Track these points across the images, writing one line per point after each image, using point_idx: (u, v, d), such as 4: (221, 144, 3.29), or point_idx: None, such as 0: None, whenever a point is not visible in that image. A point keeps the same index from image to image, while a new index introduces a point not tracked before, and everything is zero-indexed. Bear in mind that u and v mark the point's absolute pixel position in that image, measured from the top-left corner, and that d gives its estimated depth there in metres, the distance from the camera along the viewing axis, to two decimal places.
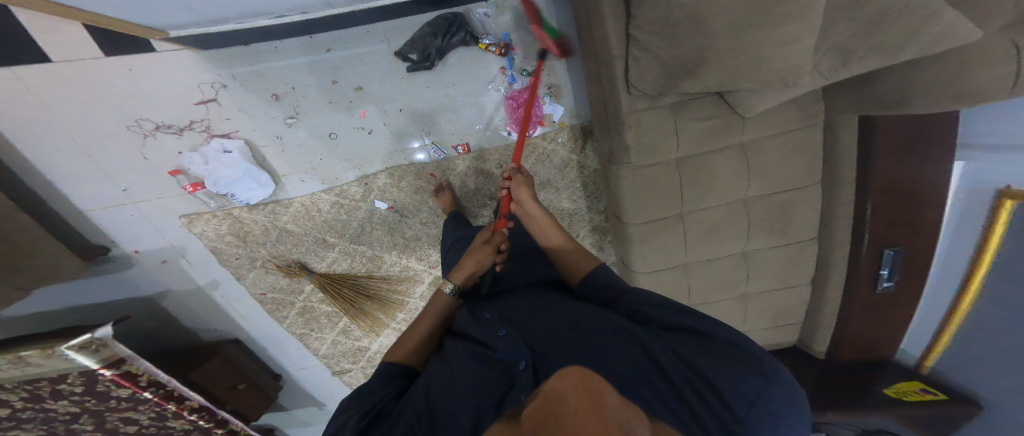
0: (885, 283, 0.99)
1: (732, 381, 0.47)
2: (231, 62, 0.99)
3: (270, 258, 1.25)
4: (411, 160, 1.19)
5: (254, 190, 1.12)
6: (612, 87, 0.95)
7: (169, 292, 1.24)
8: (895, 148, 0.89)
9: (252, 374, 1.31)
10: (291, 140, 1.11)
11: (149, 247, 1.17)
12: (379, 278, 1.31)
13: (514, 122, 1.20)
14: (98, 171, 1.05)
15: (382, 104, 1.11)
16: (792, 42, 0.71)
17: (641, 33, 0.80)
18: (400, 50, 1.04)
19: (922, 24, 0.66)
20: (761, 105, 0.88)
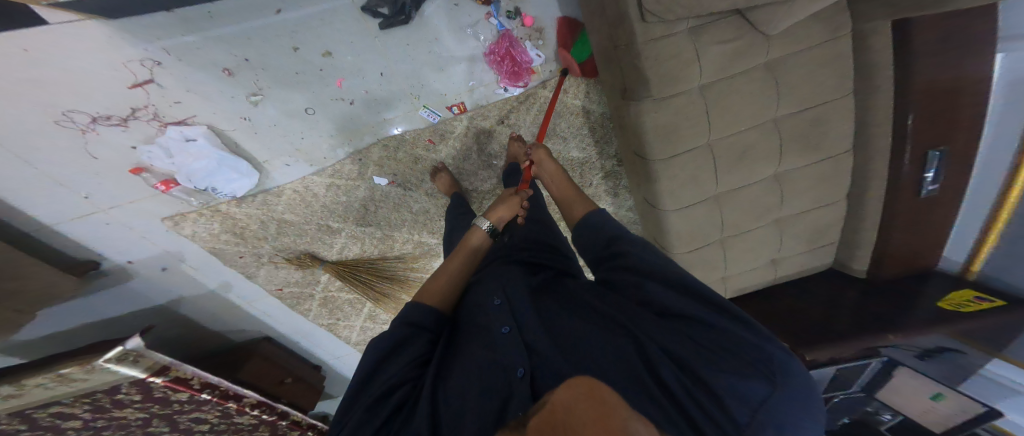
0: (929, 186, 0.96)
1: (738, 391, 0.46)
2: (156, 31, 0.77)
3: (276, 253, 1.18)
4: (389, 134, 1.05)
5: (236, 181, 1.00)
6: (620, 15, 0.82)
7: (181, 299, 1.20)
8: (934, 51, 0.83)
9: (295, 369, 1.39)
10: (261, 121, 0.95)
11: (143, 256, 1.09)
12: (395, 259, 1.28)
13: (506, 76, 1.04)
14: (45, 177, 0.89)
15: (358, 71, 0.93)
16: None
17: None
18: (367, 4, 0.83)
19: None
20: (789, 19, 0.82)
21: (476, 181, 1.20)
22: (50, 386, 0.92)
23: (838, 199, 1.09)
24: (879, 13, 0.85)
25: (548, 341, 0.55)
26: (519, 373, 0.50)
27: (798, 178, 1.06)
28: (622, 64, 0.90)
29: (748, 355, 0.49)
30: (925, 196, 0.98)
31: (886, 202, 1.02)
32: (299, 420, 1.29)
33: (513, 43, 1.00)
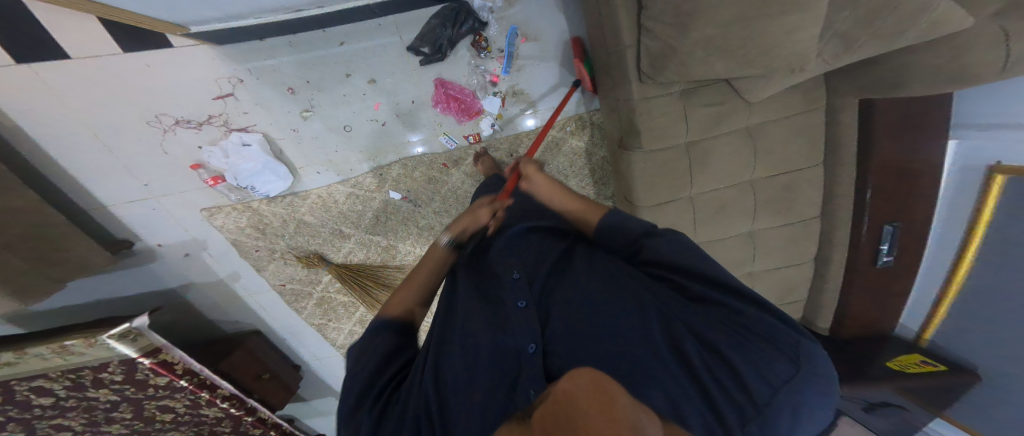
0: (885, 257, 1.05)
1: (763, 374, 0.47)
2: (246, 56, 1.01)
3: (289, 250, 1.27)
4: (408, 153, 1.19)
5: (273, 182, 1.14)
6: (623, 76, 0.99)
7: (191, 284, 1.27)
8: (894, 128, 0.95)
9: (275, 365, 1.36)
10: (306, 133, 1.13)
11: (172, 240, 1.20)
12: (395, 268, 1.33)
13: (442, 107, 1.15)
14: (119, 166, 1.08)
15: (394, 96, 1.12)
16: (799, 31, 0.78)
17: (653, 24, 0.85)
18: (412, 44, 1.05)
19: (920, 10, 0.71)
20: (767, 89, 0.93)
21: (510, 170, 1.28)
22: (47, 358, 0.94)
23: (805, 261, 1.18)
24: (848, 91, 0.98)
25: (560, 319, 0.57)
26: (530, 350, 0.52)
27: (777, 227, 1.14)
28: (620, 114, 1.05)
29: (766, 334, 0.51)
30: (881, 266, 1.06)
31: (846, 264, 1.11)
32: (264, 417, 1.28)
33: (449, 88, 1.13)
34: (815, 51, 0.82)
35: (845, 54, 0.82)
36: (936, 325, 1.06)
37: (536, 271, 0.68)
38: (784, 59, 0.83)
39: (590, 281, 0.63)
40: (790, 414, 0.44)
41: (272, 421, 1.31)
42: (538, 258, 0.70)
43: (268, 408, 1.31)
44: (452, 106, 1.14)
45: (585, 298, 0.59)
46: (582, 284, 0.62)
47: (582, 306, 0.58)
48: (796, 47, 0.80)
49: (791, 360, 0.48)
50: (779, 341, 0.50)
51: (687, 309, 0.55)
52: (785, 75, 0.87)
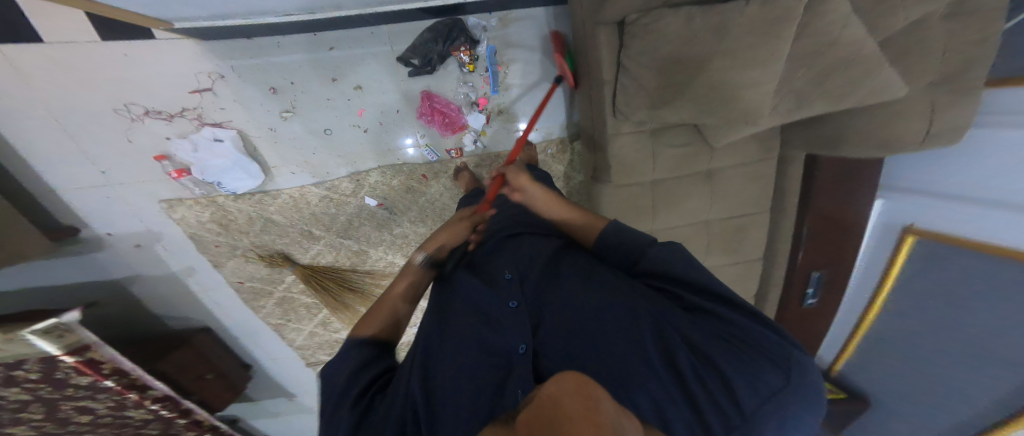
0: (810, 299, 1.21)
1: (749, 379, 0.54)
2: (235, 53, 1.03)
3: (252, 248, 1.24)
4: (404, 159, 1.21)
5: (242, 180, 1.13)
6: (601, 108, 1.09)
7: (138, 277, 1.21)
8: (831, 184, 1.09)
9: (218, 362, 1.31)
10: (285, 133, 1.14)
11: (124, 229, 1.15)
12: (364, 273, 1.32)
13: (428, 121, 1.17)
14: (78, 152, 1.04)
15: (380, 105, 1.14)
16: (756, 85, 0.86)
17: (631, 62, 0.95)
18: (403, 55, 1.09)
19: (864, 76, 0.82)
20: (730, 135, 1.00)
21: None
22: None
23: (745, 286, 1.30)
24: (797, 144, 1.10)
25: (554, 325, 0.66)
26: (520, 351, 0.61)
27: (725, 252, 1.25)
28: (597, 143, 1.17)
29: (757, 344, 0.58)
30: (808, 306, 1.22)
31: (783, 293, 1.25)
32: (201, 420, 1.23)
33: (434, 101, 1.15)
34: (770, 105, 0.90)
35: (795, 111, 0.91)
36: (845, 360, 1.21)
37: (525, 273, 0.77)
38: (740, 111, 0.90)
39: (583, 289, 0.71)
40: (776, 419, 0.52)
41: (209, 423, 1.25)
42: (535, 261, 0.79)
43: (207, 409, 1.24)
44: (438, 122, 1.17)
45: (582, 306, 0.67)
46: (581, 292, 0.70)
47: (581, 316, 0.66)
48: (752, 101, 0.88)
49: (783, 370, 0.55)
50: (768, 352, 0.57)
51: (680, 317, 0.64)
52: (743, 125, 0.94)
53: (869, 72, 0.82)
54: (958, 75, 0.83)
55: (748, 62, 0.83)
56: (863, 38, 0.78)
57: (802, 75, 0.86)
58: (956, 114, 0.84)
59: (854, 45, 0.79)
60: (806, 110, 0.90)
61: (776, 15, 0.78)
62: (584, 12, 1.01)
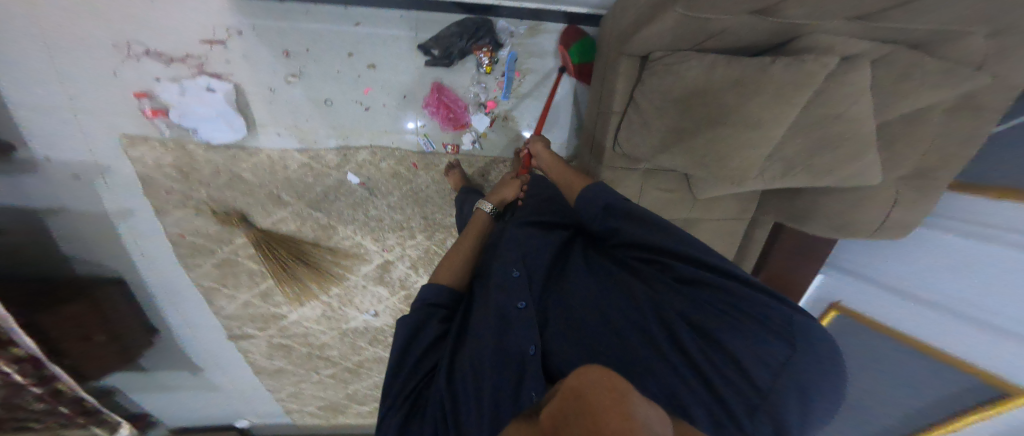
0: None
1: (755, 354, 0.61)
2: (259, 12, 1.07)
3: (208, 202, 1.15)
4: (399, 142, 1.25)
5: (222, 132, 1.10)
6: (604, 135, 1.23)
7: (60, 210, 1.06)
8: (789, 252, 1.37)
9: (116, 324, 1.09)
10: (284, 96, 1.15)
11: (65, 155, 1.04)
12: (326, 249, 1.25)
13: (433, 111, 1.25)
14: (51, 73, 0.99)
15: (388, 88, 1.21)
16: (751, 147, 0.95)
17: (643, 97, 1.05)
18: (424, 44, 1.17)
19: (841, 161, 0.95)
20: (711, 189, 1.17)
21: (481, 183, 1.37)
22: None
23: None
24: (769, 208, 1.31)
25: (563, 325, 0.72)
26: (532, 353, 0.64)
27: None
28: (592, 169, 1.32)
29: (756, 313, 0.64)
30: None
31: None
32: (60, 391, 1.01)
33: (444, 95, 1.24)
34: (757, 170, 1.02)
35: (780, 177, 1.04)
36: None
37: (531, 271, 0.79)
38: (730, 170, 1.01)
39: (590, 284, 0.77)
40: (792, 394, 0.58)
41: (69, 394, 1.04)
42: (536, 256, 0.82)
43: (75, 378, 1.01)
44: (444, 117, 1.25)
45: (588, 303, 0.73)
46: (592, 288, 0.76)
47: (596, 311, 0.72)
48: (741, 162, 0.98)
49: (787, 339, 0.62)
50: (770, 322, 0.64)
51: (682, 299, 0.69)
52: (727, 182, 1.06)
53: (857, 155, 0.94)
54: (929, 173, 1.01)
55: (753, 121, 0.91)
56: (865, 116, 0.88)
57: (798, 141, 0.97)
58: (907, 215, 1.06)
59: (853, 123, 0.90)
60: (789, 179, 1.04)
61: (790, 78, 0.85)
62: (615, 43, 1.14)
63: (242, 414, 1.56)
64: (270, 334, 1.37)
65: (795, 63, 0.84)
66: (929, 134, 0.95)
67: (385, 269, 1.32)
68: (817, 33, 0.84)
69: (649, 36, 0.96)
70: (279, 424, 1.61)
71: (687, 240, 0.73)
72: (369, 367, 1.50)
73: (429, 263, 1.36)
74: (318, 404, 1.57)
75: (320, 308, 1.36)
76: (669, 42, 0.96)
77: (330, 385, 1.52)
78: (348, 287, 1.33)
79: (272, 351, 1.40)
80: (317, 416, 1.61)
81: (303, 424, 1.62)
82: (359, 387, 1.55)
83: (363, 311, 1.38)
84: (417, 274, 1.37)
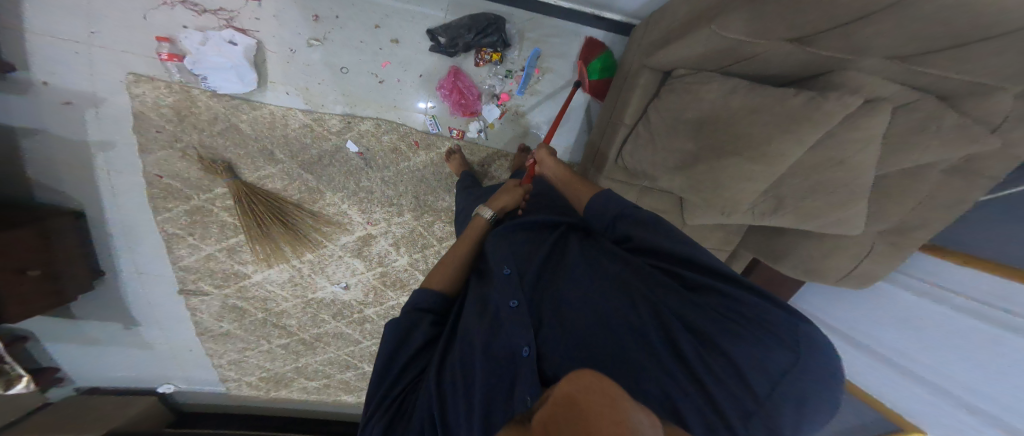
0: None
1: (760, 363, 0.47)
2: None
3: (197, 147, 1.09)
4: (404, 120, 1.22)
5: (230, 84, 1.05)
6: (610, 146, 1.19)
7: (42, 133, 0.99)
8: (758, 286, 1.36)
9: (57, 262, 0.97)
10: (301, 58, 1.12)
11: (65, 81, 0.98)
12: (308, 213, 1.20)
13: (444, 93, 1.23)
14: (80, 7, 0.96)
15: (406, 64, 1.19)
16: (747, 180, 0.88)
17: (656, 115, 1.01)
18: (433, 30, 1.17)
19: (840, 202, 0.88)
20: (699, 218, 1.07)
21: (481, 171, 1.34)
22: None
23: None
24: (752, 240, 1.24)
25: (553, 325, 0.59)
26: (524, 354, 0.54)
27: None
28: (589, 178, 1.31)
29: (769, 321, 0.50)
30: None
31: None
32: None
33: (459, 79, 1.22)
34: (748, 203, 0.95)
35: (768, 214, 0.98)
36: None
37: (524, 268, 0.68)
38: (724, 200, 0.95)
39: (580, 277, 0.64)
40: (795, 405, 0.46)
41: None
42: (525, 247, 0.72)
43: None
44: (456, 102, 1.23)
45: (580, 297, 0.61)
46: (583, 279, 0.64)
47: (585, 305, 0.59)
48: (737, 193, 0.92)
49: (793, 350, 0.48)
50: (777, 330, 0.50)
51: (681, 297, 0.56)
52: (715, 213, 1.01)
53: (843, 204, 0.89)
54: (906, 229, 0.98)
55: (760, 150, 0.83)
56: (864, 166, 0.83)
57: (794, 180, 0.90)
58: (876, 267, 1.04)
59: (852, 170, 0.83)
60: (776, 217, 0.97)
61: (812, 114, 0.77)
62: (642, 55, 1.11)
63: (169, 378, 1.39)
64: (226, 293, 1.27)
65: (817, 100, 0.77)
66: (917, 193, 0.91)
67: (365, 243, 1.28)
68: (849, 70, 0.77)
69: (676, 53, 0.93)
70: (209, 395, 1.44)
71: (683, 237, 0.63)
72: (326, 343, 1.42)
73: (411, 243, 1.32)
74: (259, 376, 1.44)
75: (287, 272, 1.28)
76: (696, 60, 0.91)
77: (280, 356, 1.41)
78: (323, 255, 1.27)
79: (223, 313, 1.30)
80: (255, 388, 1.46)
81: (237, 395, 1.47)
82: (310, 361, 1.44)
83: (334, 282, 1.32)
84: (397, 253, 1.33)
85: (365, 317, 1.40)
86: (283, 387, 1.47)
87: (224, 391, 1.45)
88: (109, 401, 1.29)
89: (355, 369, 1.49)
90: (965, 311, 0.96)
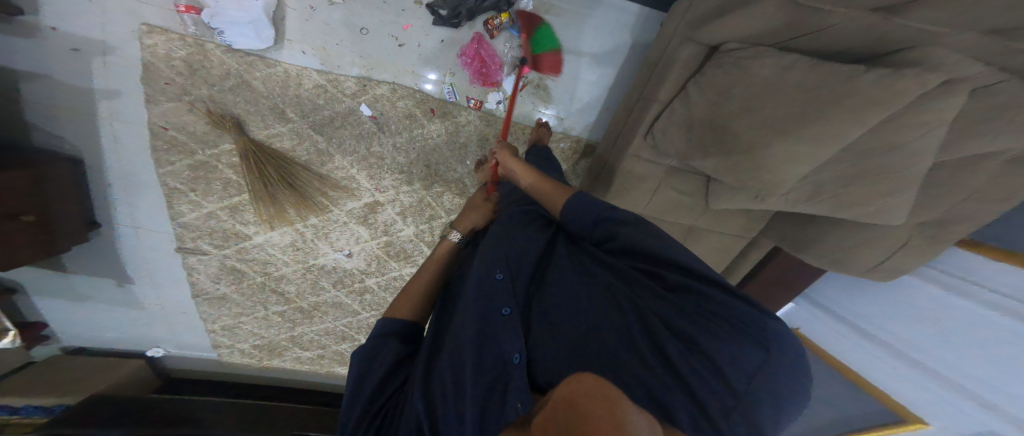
0: None
1: (735, 361, 0.45)
2: None
3: (206, 101, 1.04)
4: (418, 86, 1.15)
5: (248, 39, 0.98)
6: (637, 122, 1.03)
7: (46, 77, 0.94)
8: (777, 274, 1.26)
9: (52, 208, 0.93)
10: (321, 16, 1.04)
11: (74, 26, 0.92)
12: (315, 175, 1.14)
13: (465, 58, 1.15)
14: None
15: (428, 27, 1.10)
16: (794, 162, 0.74)
17: (697, 90, 0.86)
18: (432, 2, 1.06)
19: (891, 190, 0.74)
20: (730, 203, 0.94)
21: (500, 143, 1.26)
22: None
23: None
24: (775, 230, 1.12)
25: (543, 328, 0.55)
26: (517, 360, 0.49)
27: None
28: (609, 159, 1.17)
29: (742, 318, 0.47)
30: None
31: None
32: None
33: (482, 47, 1.14)
34: (787, 188, 0.81)
35: (802, 202, 0.84)
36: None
37: (518, 268, 0.61)
38: (758, 183, 0.81)
39: (567, 279, 0.60)
40: (770, 400, 0.43)
41: None
42: (502, 242, 0.66)
43: None
44: (478, 72, 1.17)
45: (570, 301, 0.56)
46: (571, 283, 0.59)
47: (572, 309, 0.55)
48: (777, 176, 0.77)
49: (760, 344, 0.45)
50: (749, 328, 0.46)
51: (661, 298, 0.53)
52: (750, 198, 0.87)
53: (891, 191, 0.74)
54: (946, 222, 0.84)
55: (816, 130, 0.69)
56: (923, 152, 0.69)
57: (835, 167, 0.77)
58: (908, 261, 0.90)
59: (911, 157, 0.69)
60: (813, 204, 0.83)
61: (878, 95, 0.63)
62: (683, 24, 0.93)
63: (158, 342, 1.34)
64: (225, 254, 1.22)
65: (892, 76, 0.62)
66: (970, 187, 0.76)
67: (372, 209, 1.21)
68: (932, 47, 0.62)
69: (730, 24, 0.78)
70: (200, 360, 1.40)
71: (664, 234, 0.58)
72: (324, 313, 1.36)
73: (418, 212, 1.26)
74: (252, 343, 1.39)
75: (291, 236, 1.22)
76: (756, 33, 0.76)
77: (275, 324, 1.36)
78: (328, 220, 1.21)
79: (224, 276, 1.25)
80: (248, 356, 1.41)
81: (229, 362, 1.42)
82: (306, 331, 1.39)
83: (336, 249, 1.26)
84: (403, 223, 1.26)
85: (365, 287, 1.34)
86: (276, 356, 1.42)
87: (217, 357, 1.41)
88: (97, 361, 1.25)
89: (351, 341, 1.43)
90: (986, 304, 0.85)
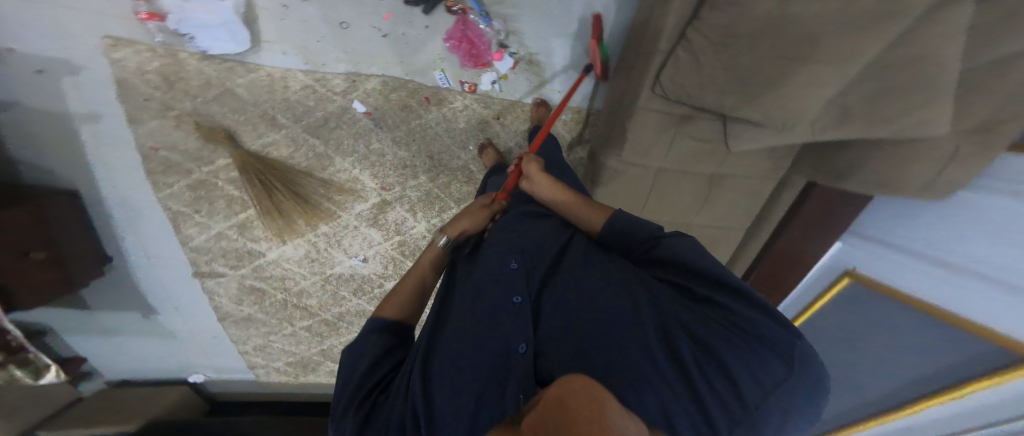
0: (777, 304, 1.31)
1: (751, 375, 0.44)
2: None
3: (192, 115, 0.99)
4: (412, 76, 1.12)
5: (223, 43, 0.93)
6: (640, 79, 0.96)
7: (18, 104, 0.88)
8: (815, 218, 1.11)
9: (60, 241, 0.91)
10: (296, 13, 0.98)
11: (33, 46, 0.85)
12: (319, 181, 1.12)
13: (452, 41, 1.10)
14: None
15: (409, 13, 1.05)
16: (816, 85, 0.70)
17: (696, 36, 0.80)
18: None
19: (924, 102, 0.65)
20: (755, 141, 0.87)
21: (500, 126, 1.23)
22: None
23: None
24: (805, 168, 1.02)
25: (553, 321, 0.55)
26: (521, 350, 0.50)
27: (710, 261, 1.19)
28: (615, 120, 1.10)
29: (765, 336, 0.47)
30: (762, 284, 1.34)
31: None
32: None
33: (468, 27, 1.08)
34: (812, 116, 0.76)
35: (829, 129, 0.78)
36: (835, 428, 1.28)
37: (536, 263, 0.64)
38: (783, 116, 0.77)
39: (587, 278, 0.59)
40: (780, 418, 0.43)
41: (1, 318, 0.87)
42: (517, 237, 0.69)
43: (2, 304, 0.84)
44: (467, 53, 1.12)
45: (584, 297, 0.56)
46: (591, 282, 0.58)
47: (587, 306, 0.55)
48: (799, 105, 0.73)
49: (786, 363, 0.45)
50: (766, 340, 0.47)
51: (684, 306, 0.53)
52: (773, 129, 0.81)
53: (922, 103, 0.66)
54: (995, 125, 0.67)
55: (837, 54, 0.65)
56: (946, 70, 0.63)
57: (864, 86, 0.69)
58: (962, 173, 0.75)
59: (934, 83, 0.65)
60: (844, 129, 0.76)
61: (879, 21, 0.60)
62: None
63: (186, 360, 1.37)
64: (242, 273, 1.21)
65: None
66: None
67: (382, 210, 1.21)
68: None
69: None
70: (240, 382, 1.46)
71: (699, 245, 0.58)
72: (350, 322, 1.37)
73: (428, 208, 1.25)
74: (286, 361, 1.42)
75: (305, 247, 1.21)
76: None
77: (303, 339, 1.38)
78: (339, 225, 1.20)
79: (241, 293, 1.25)
80: (284, 373, 1.45)
81: (268, 382, 1.47)
82: (334, 343, 1.40)
83: (351, 256, 1.25)
84: (413, 220, 1.25)
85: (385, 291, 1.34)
86: (310, 371, 1.45)
87: (256, 379, 1.45)
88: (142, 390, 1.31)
89: None
90: None
